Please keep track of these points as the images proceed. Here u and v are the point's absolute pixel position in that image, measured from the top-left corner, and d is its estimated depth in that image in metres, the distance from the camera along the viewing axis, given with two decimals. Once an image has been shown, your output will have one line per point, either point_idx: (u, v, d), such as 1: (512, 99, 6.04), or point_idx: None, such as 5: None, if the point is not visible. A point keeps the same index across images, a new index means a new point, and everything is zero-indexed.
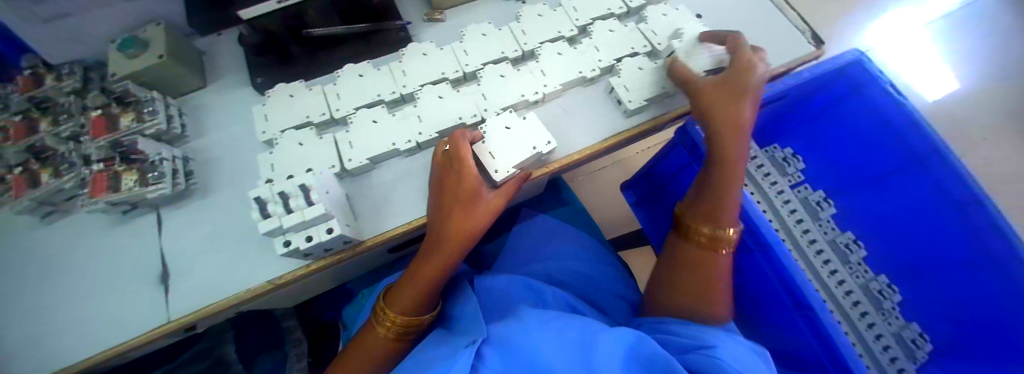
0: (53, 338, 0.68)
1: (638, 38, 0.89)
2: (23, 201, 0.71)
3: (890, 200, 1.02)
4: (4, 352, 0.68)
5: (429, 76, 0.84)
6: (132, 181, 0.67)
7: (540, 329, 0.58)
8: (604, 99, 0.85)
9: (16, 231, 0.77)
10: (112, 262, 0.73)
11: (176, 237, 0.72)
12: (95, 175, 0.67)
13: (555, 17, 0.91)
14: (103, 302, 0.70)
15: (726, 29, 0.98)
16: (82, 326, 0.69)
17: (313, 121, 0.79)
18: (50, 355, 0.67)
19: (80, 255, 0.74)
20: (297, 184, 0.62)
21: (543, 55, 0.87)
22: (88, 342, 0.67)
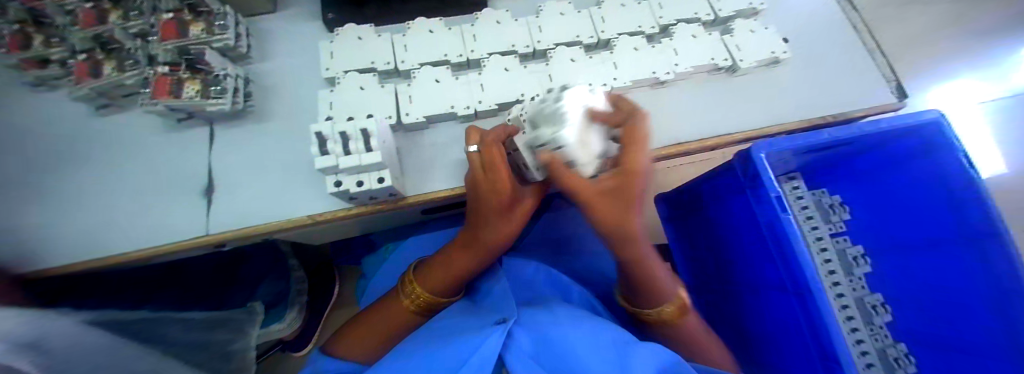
0: (92, 228, 0.69)
1: (720, 50, 0.84)
2: (84, 88, 0.71)
3: (928, 270, 0.77)
4: (47, 232, 0.69)
5: (499, 46, 0.81)
6: (195, 91, 0.67)
7: (575, 324, 0.58)
8: (670, 106, 0.82)
9: (75, 117, 0.78)
10: (160, 166, 0.74)
11: (226, 155, 0.73)
12: (159, 77, 0.66)
13: (639, 9, 0.85)
14: (145, 204, 0.71)
15: (811, 59, 0.91)
16: (123, 221, 0.70)
17: (378, 69, 0.77)
18: (89, 242, 0.68)
19: (131, 153, 0.75)
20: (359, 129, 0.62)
21: (619, 46, 0.82)
22: (127, 240, 0.68)
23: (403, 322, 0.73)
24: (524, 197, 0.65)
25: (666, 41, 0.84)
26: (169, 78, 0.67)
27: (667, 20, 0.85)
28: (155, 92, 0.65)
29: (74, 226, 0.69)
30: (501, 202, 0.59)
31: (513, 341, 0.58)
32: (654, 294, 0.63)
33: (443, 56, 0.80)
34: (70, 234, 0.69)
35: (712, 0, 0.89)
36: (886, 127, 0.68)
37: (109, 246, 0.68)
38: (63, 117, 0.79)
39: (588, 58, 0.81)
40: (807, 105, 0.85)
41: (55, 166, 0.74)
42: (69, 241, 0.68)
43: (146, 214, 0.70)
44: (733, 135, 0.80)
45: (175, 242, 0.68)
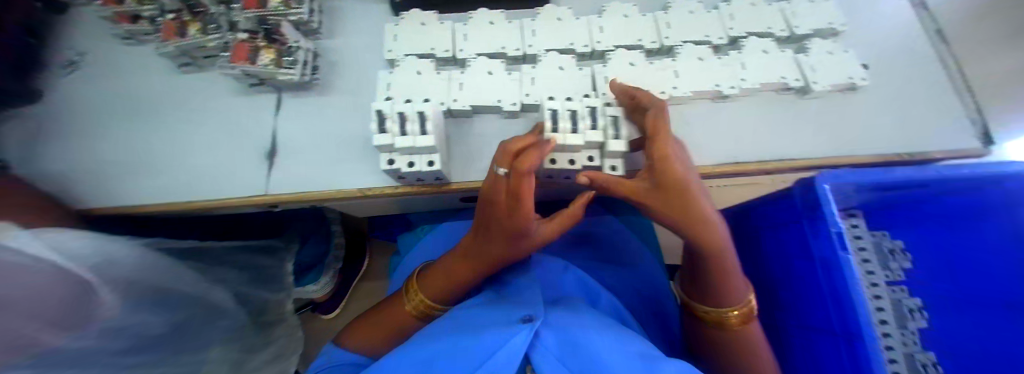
0: (166, 176, 0.76)
1: (792, 68, 0.79)
2: (170, 46, 0.77)
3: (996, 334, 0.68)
4: (129, 174, 0.76)
5: (557, 43, 0.80)
6: (270, 60, 0.70)
7: (599, 329, 0.54)
8: (728, 123, 0.78)
9: (161, 73, 0.85)
10: (229, 126, 0.79)
11: (289, 123, 0.77)
12: (239, 43, 0.69)
13: (708, 18, 0.82)
14: (213, 160, 0.76)
15: (893, 88, 0.84)
16: (193, 173, 0.76)
17: (436, 55, 0.79)
18: (163, 190, 0.74)
19: (205, 111, 0.81)
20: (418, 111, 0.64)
21: (682, 55, 0.79)
22: (195, 191, 0.74)
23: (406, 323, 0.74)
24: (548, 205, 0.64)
25: (734, 54, 0.79)
26: (248, 44, 0.70)
27: (738, 32, 0.81)
28: (233, 56, 0.69)
29: (151, 173, 0.76)
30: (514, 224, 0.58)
31: (539, 343, 0.54)
32: (722, 295, 0.61)
33: (500, 49, 0.80)
34: (148, 180, 0.76)
35: (790, 15, 0.84)
36: (969, 173, 0.61)
37: (179, 195, 0.74)
38: (149, 70, 0.86)
39: (648, 64, 0.79)
40: (883, 139, 0.78)
41: (139, 115, 0.81)
42: (147, 186, 0.75)
43: (214, 169, 0.76)
44: (794, 160, 0.75)
45: (237, 198, 0.73)
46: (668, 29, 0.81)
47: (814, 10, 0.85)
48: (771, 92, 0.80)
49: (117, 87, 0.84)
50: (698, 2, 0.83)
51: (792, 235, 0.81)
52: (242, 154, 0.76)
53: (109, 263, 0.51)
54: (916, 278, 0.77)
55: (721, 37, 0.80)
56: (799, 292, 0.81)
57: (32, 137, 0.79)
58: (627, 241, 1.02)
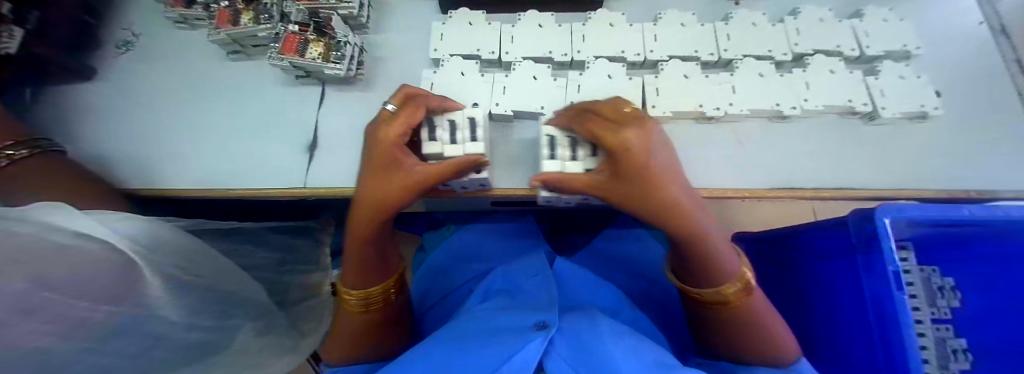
0: (211, 162, 0.77)
1: (862, 91, 0.73)
2: (222, 33, 0.77)
3: None
4: (173, 156, 0.78)
5: (607, 50, 0.77)
6: (318, 54, 0.71)
7: (613, 334, 0.51)
8: (784, 145, 0.74)
9: (210, 59, 0.86)
10: (274, 115, 0.79)
11: (331, 118, 0.78)
12: (291, 36, 0.71)
13: (771, 33, 0.77)
14: (257, 148, 0.77)
15: (985, 117, 0.75)
16: (237, 160, 0.77)
17: (482, 56, 0.77)
18: (208, 175, 0.75)
19: (249, 99, 0.82)
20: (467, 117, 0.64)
21: (741, 70, 0.75)
22: (235, 178, 0.75)
23: (358, 337, 0.62)
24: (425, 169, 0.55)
25: (798, 72, 0.74)
26: (298, 37, 0.72)
27: (803, 48, 0.75)
28: (284, 49, 0.70)
29: (197, 158, 0.77)
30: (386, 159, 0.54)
31: (552, 352, 0.51)
32: (708, 273, 0.57)
33: (547, 53, 0.77)
34: (194, 164, 0.77)
35: (862, 33, 0.77)
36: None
37: (223, 182, 0.75)
38: (200, 56, 0.87)
39: (704, 76, 0.75)
40: (963, 174, 0.71)
41: (188, 99, 0.83)
42: (192, 170, 0.76)
43: (257, 158, 0.76)
44: (855, 191, 0.70)
45: (279, 189, 0.73)
46: (726, 42, 0.77)
47: (890, 29, 0.78)
48: (835, 115, 0.74)
49: (169, 71, 0.86)
50: (760, 14, 0.79)
51: (840, 268, 0.75)
52: (286, 145, 0.77)
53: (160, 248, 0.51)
54: (963, 316, 0.65)
55: (784, 52, 0.75)
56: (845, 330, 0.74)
57: (89, 115, 0.82)
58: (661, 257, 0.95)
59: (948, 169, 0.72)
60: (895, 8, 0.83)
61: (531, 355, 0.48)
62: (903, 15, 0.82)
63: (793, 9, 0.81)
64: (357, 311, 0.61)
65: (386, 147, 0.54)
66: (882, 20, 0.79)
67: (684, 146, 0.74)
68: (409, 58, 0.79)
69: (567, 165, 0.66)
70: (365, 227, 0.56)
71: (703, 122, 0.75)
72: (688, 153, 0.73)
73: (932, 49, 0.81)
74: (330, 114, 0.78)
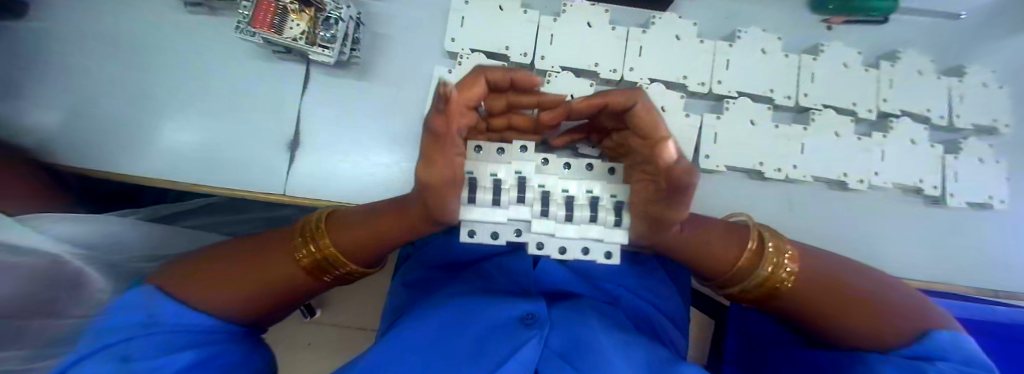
0: (183, 150, 0.67)
1: (933, 169, 0.65)
2: None
3: None
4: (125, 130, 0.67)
5: (667, 74, 0.62)
6: (303, 34, 0.57)
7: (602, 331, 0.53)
8: (842, 217, 0.66)
9: (167, 6, 0.71)
10: (260, 102, 0.67)
11: (316, 112, 0.66)
12: (264, 3, 0.57)
13: (861, 81, 0.64)
14: (241, 140, 0.67)
15: None
16: (217, 153, 0.66)
17: (512, 58, 0.61)
18: (183, 167, 0.66)
19: (217, 69, 0.69)
20: (490, 174, 0.49)
21: (815, 124, 0.63)
22: (198, 169, 0.66)
23: (286, 278, 0.41)
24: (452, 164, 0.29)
25: (877, 136, 0.64)
26: (274, 2, 0.58)
27: (891, 107, 0.64)
28: (255, 21, 0.57)
29: (170, 142, 0.67)
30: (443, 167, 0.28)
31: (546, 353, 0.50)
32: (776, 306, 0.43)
33: (593, 65, 0.62)
34: (166, 151, 0.67)
35: (961, 98, 0.66)
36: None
37: (201, 177, 0.66)
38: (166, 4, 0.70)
39: (772, 125, 0.63)
40: (1006, 276, 0.67)
41: (159, 65, 0.69)
42: (165, 158, 0.66)
43: (241, 153, 0.66)
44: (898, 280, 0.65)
45: (264, 193, 0.65)
46: (809, 84, 0.64)
47: (988, 96, 0.67)
48: (897, 191, 0.67)
49: (130, 19, 0.70)
50: (857, 53, 0.65)
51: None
52: (275, 141, 0.67)
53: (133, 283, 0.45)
54: None
55: (868, 109, 0.64)
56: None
57: (26, 67, 0.68)
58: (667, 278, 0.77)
59: (992, 267, 0.67)
60: (1010, 66, 0.69)
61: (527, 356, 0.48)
62: (1018, 76, 0.69)
63: (894, 50, 0.67)
64: (300, 263, 0.41)
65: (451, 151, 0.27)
66: (985, 83, 0.67)
67: (732, 204, 0.64)
68: (424, 53, 0.65)
69: (562, 227, 0.50)
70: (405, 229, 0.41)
71: (756, 178, 0.65)
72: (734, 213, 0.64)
73: None
74: (328, 110, 0.66)
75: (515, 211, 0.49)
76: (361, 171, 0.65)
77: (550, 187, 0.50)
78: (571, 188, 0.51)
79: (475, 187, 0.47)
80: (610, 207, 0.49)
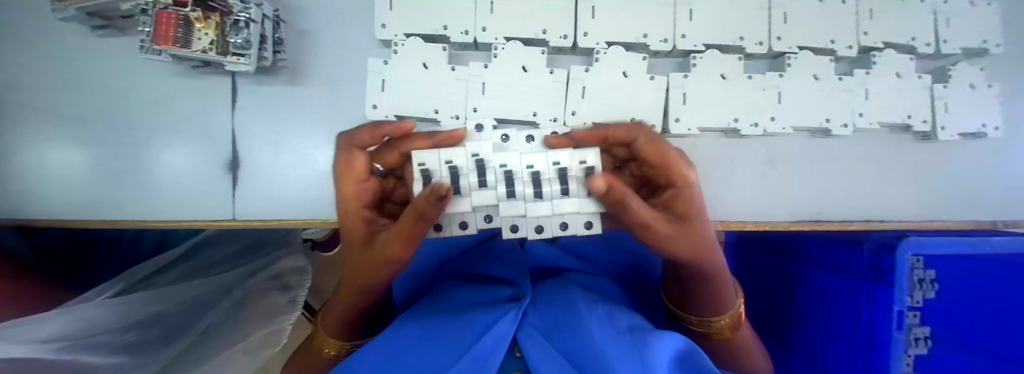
0: (117, 189, 0.61)
1: (923, 102, 0.60)
2: (71, 8, 0.52)
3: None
4: (41, 176, 0.60)
5: (625, 34, 0.56)
6: (213, 46, 0.52)
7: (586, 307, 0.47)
8: (824, 166, 0.62)
9: (47, 23, 0.60)
10: (190, 124, 0.61)
11: (254, 125, 0.61)
12: (160, 12, 0.49)
13: (837, 14, 0.59)
14: (178, 167, 0.61)
15: None
16: (155, 186, 0.61)
17: (451, 38, 0.56)
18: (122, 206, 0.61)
19: (130, 93, 0.61)
20: (443, 162, 0.42)
21: (792, 69, 0.58)
22: (140, 205, 0.61)
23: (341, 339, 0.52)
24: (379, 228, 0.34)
25: (859, 74, 0.59)
26: (174, 13, 0.49)
27: (872, 41, 0.59)
28: (157, 37, 0.50)
29: (101, 183, 0.61)
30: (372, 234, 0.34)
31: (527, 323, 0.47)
32: (716, 300, 0.44)
33: (542, 33, 0.56)
34: (98, 193, 0.60)
35: (945, 21, 0.60)
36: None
37: (145, 214, 0.61)
38: (51, 26, 0.60)
39: (746, 76, 0.58)
40: (997, 203, 0.64)
41: (58, 95, 0.60)
42: (99, 200, 0.60)
43: (181, 182, 0.61)
44: (887, 224, 0.62)
45: (215, 221, 0.60)
46: (782, 27, 0.58)
47: (976, 15, 0.61)
48: (883, 131, 0.62)
49: (10, 47, 0.60)
50: None
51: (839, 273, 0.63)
52: (214, 163, 0.61)
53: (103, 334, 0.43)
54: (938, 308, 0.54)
55: (848, 46, 0.59)
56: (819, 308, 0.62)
57: None
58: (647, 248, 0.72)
59: (986, 197, 0.64)
60: None
61: (505, 328, 0.44)
62: None
63: None
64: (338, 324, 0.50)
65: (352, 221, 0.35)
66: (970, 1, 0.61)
67: (707, 167, 0.60)
68: (361, 45, 0.61)
69: (532, 207, 0.44)
70: (400, 245, 0.32)
71: (732, 136, 0.60)
72: (711, 176, 0.60)
73: None
74: (267, 124, 0.61)
75: (478, 198, 0.44)
76: (314, 182, 0.62)
77: (514, 165, 0.44)
78: (537, 161, 0.43)
79: (429, 181, 0.40)
80: (584, 175, 0.43)
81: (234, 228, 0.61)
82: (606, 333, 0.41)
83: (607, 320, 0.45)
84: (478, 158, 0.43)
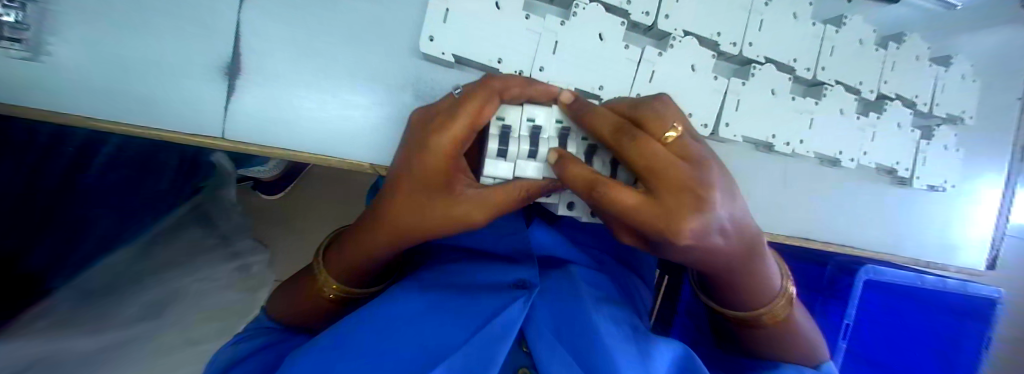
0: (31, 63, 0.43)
1: (908, 154, 0.69)
2: None
3: (898, 352, 0.80)
4: None
5: (701, 28, 0.56)
6: None
7: (598, 308, 0.52)
8: (826, 193, 0.69)
9: None
10: (179, 7, 0.46)
11: (266, 26, 0.49)
12: None
13: (870, 59, 0.64)
14: (141, 54, 0.46)
15: (979, 195, 0.78)
16: (102, 76, 0.45)
17: None
18: (52, 95, 0.43)
19: None
20: (526, 119, 0.43)
21: (826, 99, 0.63)
22: (68, 98, 0.44)
23: (322, 306, 0.54)
24: (465, 198, 0.37)
25: (872, 117, 0.66)
26: None
27: (887, 90, 0.66)
28: None
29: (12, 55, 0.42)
30: (442, 187, 0.36)
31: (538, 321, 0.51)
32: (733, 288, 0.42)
33: (626, 3, 0.53)
34: (7, 70, 0.42)
35: (941, 87, 0.69)
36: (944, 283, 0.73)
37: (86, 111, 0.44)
38: None
39: (790, 98, 0.62)
40: (934, 248, 0.76)
41: None
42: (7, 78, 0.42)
43: (155, 80, 0.46)
44: (858, 250, 0.72)
45: (203, 137, 0.48)
46: (828, 58, 0.62)
47: (962, 88, 0.71)
48: (874, 172, 0.70)
49: None
50: (871, 30, 0.64)
51: (802, 292, 0.79)
52: (207, 63, 0.48)
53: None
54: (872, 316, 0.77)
55: (870, 89, 0.65)
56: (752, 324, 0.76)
57: None
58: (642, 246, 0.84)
59: (930, 241, 0.76)
60: (981, 57, 0.73)
61: (517, 315, 0.47)
62: (983, 69, 0.74)
63: (900, 32, 0.66)
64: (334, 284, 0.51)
65: (442, 159, 0.34)
66: (963, 74, 0.71)
67: (737, 176, 0.63)
68: None
69: None
70: (481, 211, 0.38)
71: (763, 151, 0.64)
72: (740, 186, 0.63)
73: (986, 116, 0.76)
74: (284, 26, 0.50)
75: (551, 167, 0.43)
76: (336, 110, 0.53)
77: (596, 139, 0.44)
78: None
79: (508, 138, 0.41)
80: None
81: (221, 147, 0.50)
82: (616, 340, 0.47)
83: (614, 320, 0.51)
84: (562, 125, 0.44)
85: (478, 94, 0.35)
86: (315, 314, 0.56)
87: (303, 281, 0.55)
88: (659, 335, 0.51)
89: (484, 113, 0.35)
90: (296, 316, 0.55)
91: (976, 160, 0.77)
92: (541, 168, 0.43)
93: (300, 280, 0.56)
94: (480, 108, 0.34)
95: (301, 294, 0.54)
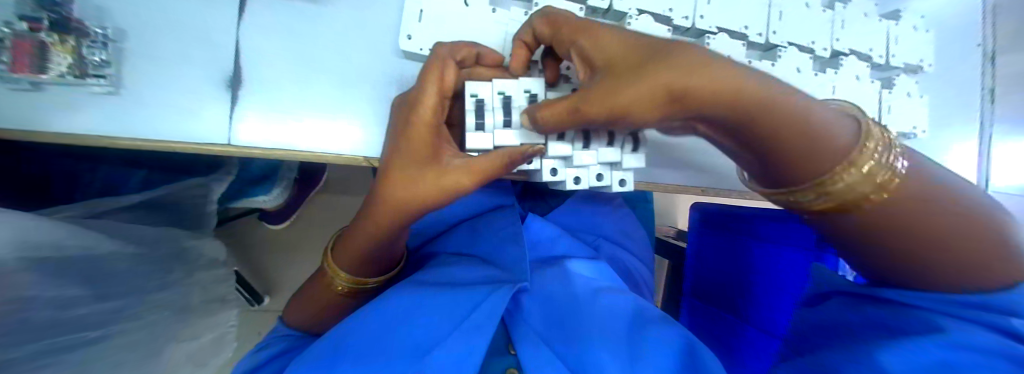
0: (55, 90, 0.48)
1: (872, 104, 0.73)
2: None
3: None
4: None
5: (654, 5, 0.61)
6: None
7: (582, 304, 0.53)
8: None
9: None
10: (184, 30, 0.52)
11: (263, 41, 0.55)
12: None
13: (819, 20, 0.69)
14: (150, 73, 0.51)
15: (953, 139, 0.80)
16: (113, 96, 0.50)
17: None
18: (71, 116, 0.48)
19: None
20: (498, 92, 0.47)
21: (783, 60, 0.68)
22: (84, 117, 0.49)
23: (333, 301, 0.58)
24: (449, 171, 0.42)
25: (830, 72, 0.70)
26: None
27: (841, 46, 0.71)
28: None
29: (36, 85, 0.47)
30: (421, 159, 0.42)
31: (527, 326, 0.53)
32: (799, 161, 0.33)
33: None
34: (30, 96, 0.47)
35: (895, 39, 0.74)
36: None
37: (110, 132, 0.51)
38: None
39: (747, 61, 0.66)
40: None
41: None
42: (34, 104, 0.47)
43: (164, 96, 0.52)
44: None
45: (209, 144, 0.53)
46: (777, 22, 0.67)
47: (917, 38, 0.75)
48: None
49: None
50: None
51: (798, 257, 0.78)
52: (210, 79, 0.54)
53: (68, 242, 0.39)
54: None
55: (824, 48, 0.70)
56: (762, 298, 0.82)
57: None
58: (634, 224, 0.88)
59: None
60: (930, 11, 0.78)
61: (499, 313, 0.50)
62: (933, 24, 0.79)
63: None
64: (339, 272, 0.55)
65: (420, 130, 0.41)
66: (915, 26, 0.75)
67: None
68: None
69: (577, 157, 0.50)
70: (466, 177, 0.42)
71: None
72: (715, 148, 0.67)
73: (945, 64, 0.80)
74: (281, 40, 0.56)
75: (528, 133, 0.47)
76: (329, 111, 0.58)
77: None
78: None
79: (482, 112, 0.46)
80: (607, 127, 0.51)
81: (225, 155, 0.54)
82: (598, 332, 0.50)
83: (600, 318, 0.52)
84: (531, 95, 0.48)
85: (434, 64, 0.40)
86: (328, 313, 0.59)
87: (314, 279, 0.59)
88: (658, 321, 0.53)
89: (448, 83, 0.41)
90: (310, 316, 0.59)
91: (944, 106, 0.80)
92: (517, 134, 0.48)
93: (312, 280, 0.60)
94: (443, 76, 0.41)
95: (313, 289, 0.58)
